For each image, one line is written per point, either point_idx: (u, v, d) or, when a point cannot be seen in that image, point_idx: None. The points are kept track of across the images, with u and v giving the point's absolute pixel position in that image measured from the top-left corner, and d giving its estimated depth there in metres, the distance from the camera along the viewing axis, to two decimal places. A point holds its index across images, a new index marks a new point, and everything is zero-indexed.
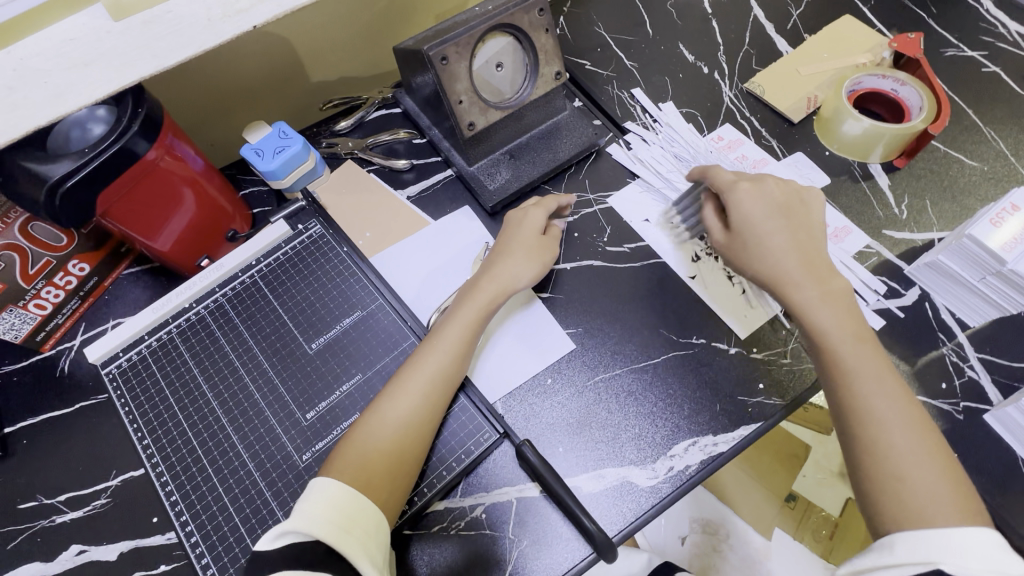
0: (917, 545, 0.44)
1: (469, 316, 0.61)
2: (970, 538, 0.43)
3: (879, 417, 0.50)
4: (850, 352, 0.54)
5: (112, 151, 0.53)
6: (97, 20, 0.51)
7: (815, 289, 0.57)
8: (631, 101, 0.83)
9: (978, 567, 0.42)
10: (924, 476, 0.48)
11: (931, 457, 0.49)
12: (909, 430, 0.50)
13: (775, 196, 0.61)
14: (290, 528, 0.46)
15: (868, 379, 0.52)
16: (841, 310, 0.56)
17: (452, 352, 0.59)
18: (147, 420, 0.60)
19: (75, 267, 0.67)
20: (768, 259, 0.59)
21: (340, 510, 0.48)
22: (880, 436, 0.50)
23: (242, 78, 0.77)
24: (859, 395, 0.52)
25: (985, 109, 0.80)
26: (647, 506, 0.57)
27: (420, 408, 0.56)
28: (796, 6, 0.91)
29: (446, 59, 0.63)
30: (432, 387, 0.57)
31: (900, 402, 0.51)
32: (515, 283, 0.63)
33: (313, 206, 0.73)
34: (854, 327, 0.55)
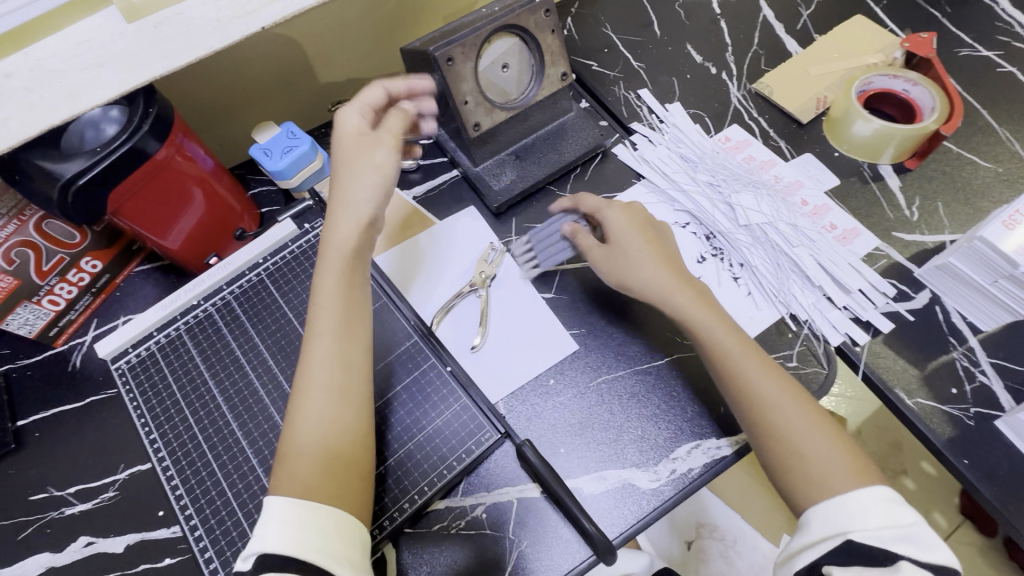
0: (831, 520, 0.48)
1: (335, 284, 0.58)
2: (866, 498, 0.48)
3: (768, 404, 0.53)
4: (732, 347, 0.55)
5: (123, 151, 0.54)
6: (111, 22, 0.52)
7: (684, 298, 0.59)
8: (638, 102, 0.83)
9: (878, 525, 0.46)
10: (822, 446, 0.51)
11: (818, 425, 0.52)
12: (792, 407, 0.52)
13: (628, 218, 0.65)
14: (261, 550, 0.46)
15: (755, 372, 0.54)
16: (716, 315, 0.58)
17: (335, 333, 0.56)
18: (154, 415, 0.61)
19: (87, 264, 0.68)
20: (646, 274, 0.61)
21: (320, 531, 0.47)
22: (774, 420, 0.52)
23: (252, 79, 0.78)
24: (751, 393, 0.53)
25: (1000, 110, 0.78)
26: (649, 509, 0.57)
27: (335, 405, 0.53)
28: (807, 6, 0.90)
29: (451, 61, 0.63)
30: (332, 377, 0.54)
31: (780, 383, 0.54)
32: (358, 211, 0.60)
33: (320, 206, 0.74)
34: (731, 330, 0.57)
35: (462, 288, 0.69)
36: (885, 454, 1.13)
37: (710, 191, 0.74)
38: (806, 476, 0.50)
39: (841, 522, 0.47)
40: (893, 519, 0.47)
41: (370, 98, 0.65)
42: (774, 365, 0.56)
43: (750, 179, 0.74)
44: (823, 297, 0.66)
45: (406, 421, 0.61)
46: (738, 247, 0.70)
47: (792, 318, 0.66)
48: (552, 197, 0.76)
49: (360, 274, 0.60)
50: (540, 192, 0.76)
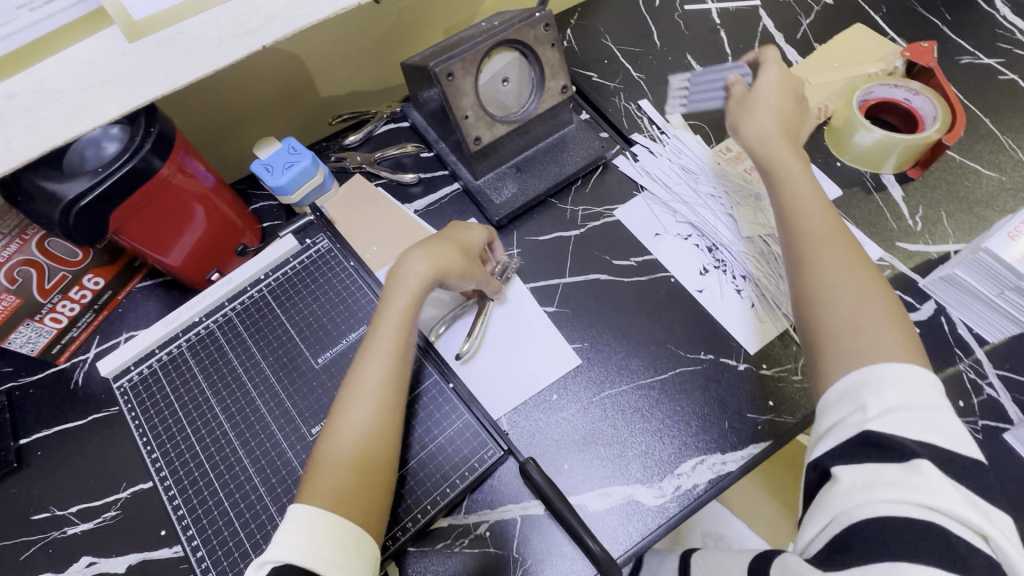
0: (850, 398, 0.47)
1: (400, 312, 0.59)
2: (906, 374, 0.46)
3: (823, 251, 0.55)
4: (818, 216, 0.58)
5: (126, 170, 0.54)
6: (112, 41, 0.52)
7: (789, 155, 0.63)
8: (638, 113, 0.83)
9: (903, 406, 0.44)
10: (876, 319, 0.51)
11: (864, 286, 0.53)
12: (845, 264, 0.54)
13: (776, 80, 0.68)
14: (277, 558, 0.45)
15: (816, 221, 0.57)
16: (806, 176, 0.62)
17: (391, 353, 0.57)
18: (156, 434, 0.61)
19: (90, 281, 0.69)
20: (757, 123, 0.66)
21: (331, 543, 0.47)
22: (826, 271, 0.54)
23: (254, 94, 0.79)
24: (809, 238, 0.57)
25: (1002, 117, 0.78)
26: (655, 526, 0.56)
27: (378, 415, 0.54)
28: (806, 15, 0.91)
29: (451, 75, 0.63)
30: (382, 389, 0.55)
31: (841, 241, 0.56)
32: (438, 262, 0.61)
33: (321, 221, 0.74)
34: (815, 192, 0.60)
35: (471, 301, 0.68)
36: None
37: (711, 203, 0.74)
38: (839, 355, 0.50)
39: (859, 399, 0.46)
40: (915, 400, 0.44)
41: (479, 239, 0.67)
42: (857, 252, 0.56)
43: (752, 190, 0.74)
44: None
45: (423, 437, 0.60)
46: (741, 261, 0.69)
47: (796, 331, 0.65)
48: (553, 209, 0.76)
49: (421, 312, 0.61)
50: (542, 205, 0.76)
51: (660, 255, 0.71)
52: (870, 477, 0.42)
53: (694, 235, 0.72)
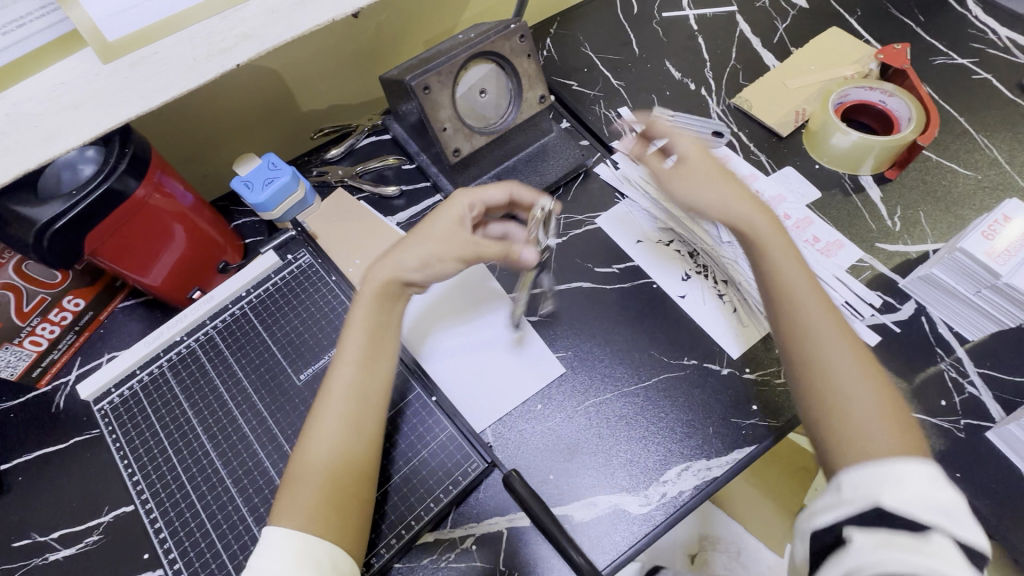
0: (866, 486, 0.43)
1: (357, 328, 0.56)
2: (913, 473, 0.43)
3: (814, 339, 0.51)
4: (803, 285, 0.54)
5: (101, 192, 0.53)
6: (86, 62, 0.52)
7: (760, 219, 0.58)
8: (618, 120, 0.84)
9: (911, 495, 0.41)
10: (868, 396, 0.48)
11: (859, 380, 0.49)
12: (838, 351, 0.50)
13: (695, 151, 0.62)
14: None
15: (803, 303, 0.53)
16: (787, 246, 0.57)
17: (357, 364, 0.55)
18: (136, 456, 0.60)
19: (70, 302, 0.68)
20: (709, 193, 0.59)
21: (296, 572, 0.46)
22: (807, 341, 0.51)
23: (234, 111, 0.79)
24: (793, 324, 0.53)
25: (977, 116, 0.79)
26: (641, 534, 0.56)
27: (344, 433, 0.52)
28: (782, 20, 0.92)
29: (428, 89, 0.64)
30: (347, 405, 0.53)
31: (831, 322, 0.52)
32: (402, 271, 0.58)
33: (303, 236, 0.73)
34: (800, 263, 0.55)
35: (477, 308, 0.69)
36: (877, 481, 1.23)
37: None
38: (840, 438, 0.47)
39: (876, 489, 0.42)
40: (932, 496, 0.42)
41: (490, 197, 0.64)
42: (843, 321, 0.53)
43: None
44: None
45: (410, 439, 0.59)
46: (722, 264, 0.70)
47: None
48: None
49: (392, 320, 0.58)
50: None
51: (642, 261, 0.71)
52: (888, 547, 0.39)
53: (676, 241, 0.72)
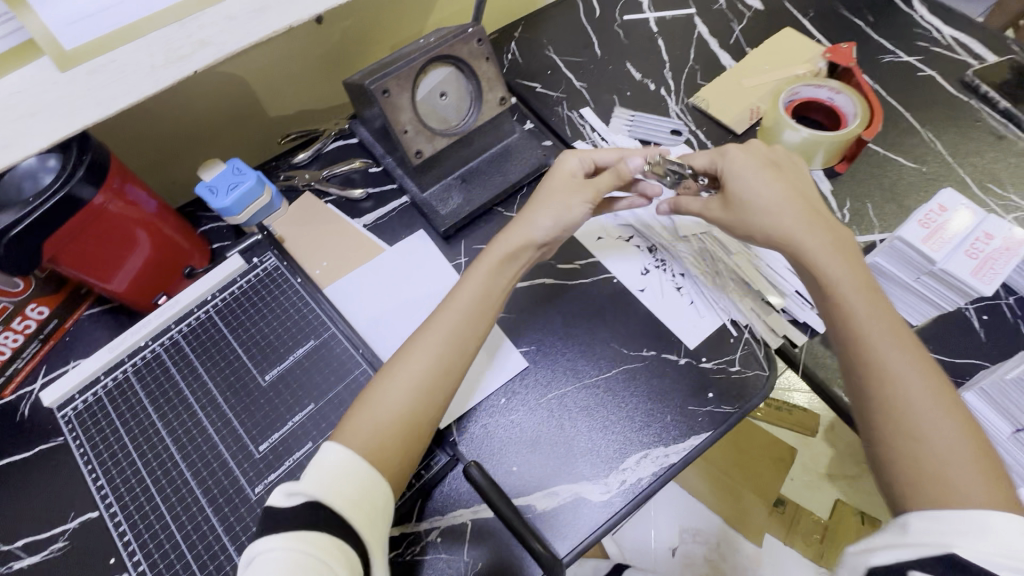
0: (935, 532, 0.43)
1: (481, 277, 0.62)
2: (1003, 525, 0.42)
3: (888, 363, 0.52)
4: (868, 305, 0.55)
5: (58, 199, 0.54)
6: (43, 71, 0.50)
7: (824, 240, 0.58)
8: (580, 121, 0.86)
9: (990, 550, 0.41)
10: (948, 433, 0.48)
11: (942, 398, 0.50)
12: (915, 374, 0.51)
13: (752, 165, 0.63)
14: (310, 495, 0.47)
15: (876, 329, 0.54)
16: (853, 266, 0.57)
17: (467, 313, 0.60)
18: (100, 461, 0.60)
19: (34, 310, 0.69)
20: (762, 207, 0.61)
21: (350, 499, 0.48)
22: (884, 372, 0.52)
23: (199, 118, 0.79)
24: (870, 349, 0.53)
25: (922, 112, 0.82)
26: (601, 521, 0.57)
27: (436, 373, 0.57)
28: (738, 21, 0.95)
29: (387, 92, 0.65)
30: (448, 348, 0.58)
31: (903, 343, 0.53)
32: (535, 232, 0.64)
33: (268, 239, 0.74)
34: (864, 280, 0.56)
35: None
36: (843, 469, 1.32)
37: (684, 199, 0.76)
38: (925, 470, 0.48)
39: (945, 536, 0.43)
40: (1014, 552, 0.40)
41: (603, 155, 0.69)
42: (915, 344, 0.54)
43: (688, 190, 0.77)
44: (762, 302, 0.68)
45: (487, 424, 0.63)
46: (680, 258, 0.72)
47: (733, 324, 0.68)
48: (499, 218, 0.78)
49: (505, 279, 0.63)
50: (488, 214, 0.78)
51: (602, 256, 0.73)
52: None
53: (635, 237, 0.74)
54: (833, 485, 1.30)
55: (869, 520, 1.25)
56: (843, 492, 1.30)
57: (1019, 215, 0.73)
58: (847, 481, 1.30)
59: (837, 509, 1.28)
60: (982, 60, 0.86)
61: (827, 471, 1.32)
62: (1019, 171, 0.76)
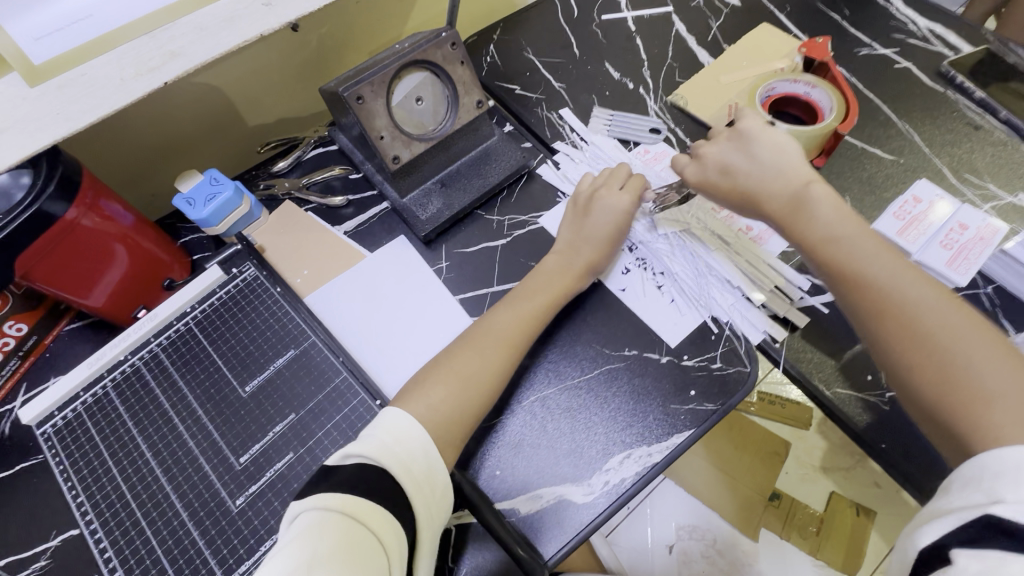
0: (971, 489, 0.43)
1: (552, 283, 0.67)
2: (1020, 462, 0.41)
3: (891, 294, 0.54)
4: (862, 245, 0.57)
5: (28, 215, 0.53)
6: (11, 87, 0.49)
7: (819, 192, 0.61)
8: (560, 121, 0.86)
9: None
10: (972, 351, 0.49)
11: (958, 318, 0.51)
12: (924, 298, 0.53)
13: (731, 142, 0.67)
14: (373, 458, 0.51)
15: (875, 264, 0.56)
16: (834, 208, 0.60)
17: (540, 304, 0.65)
18: (80, 478, 0.60)
19: (12, 327, 0.68)
20: (752, 175, 0.65)
21: (415, 477, 0.51)
22: (891, 303, 0.53)
23: (177, 129, 0.79)
24: (871, 285, 0.55)
25: (899, 103, 0.83)
26: (585, 522, 0.57)
27: (483, 359, 0.61)
28: (715, 18, 0.95)
29: (361, 99, 0.65)
30: (516, 338, 0.63)
31: (903, 273, 0.55)
32: (597, 251, 0.69)
33: (247, 248, 0.73)
34: (849, 217, 0.59)
35: (446, 310, 0.71)
36: (838, 462, 1.32)
37: None
38: (957, 399, 0.48)
39: (990, 491, 0.41)
40: None
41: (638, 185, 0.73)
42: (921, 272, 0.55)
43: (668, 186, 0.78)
44: (744, 298, 0.68)
45: (506, 426, 0.62)
46: (660, 255, 0.72)
47: (714, 321, 0.68)
48: (480, 221, 0.78)
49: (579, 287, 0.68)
50: (468, 217, 0.78)
51: None
52: (990, 563, 0.37)
53: None
54: (828, 478, 1.31)
55: (864, 511, 1.25)
56: (837, 484, 1.30)
57: (997, 205, 0.73)
58: (842, 473, 1.31)
59: (832, 501, 1.28)
60: (957, 51, 0.87)
61: (822, 464, 1.32)
62: (996, 160, 0.76)
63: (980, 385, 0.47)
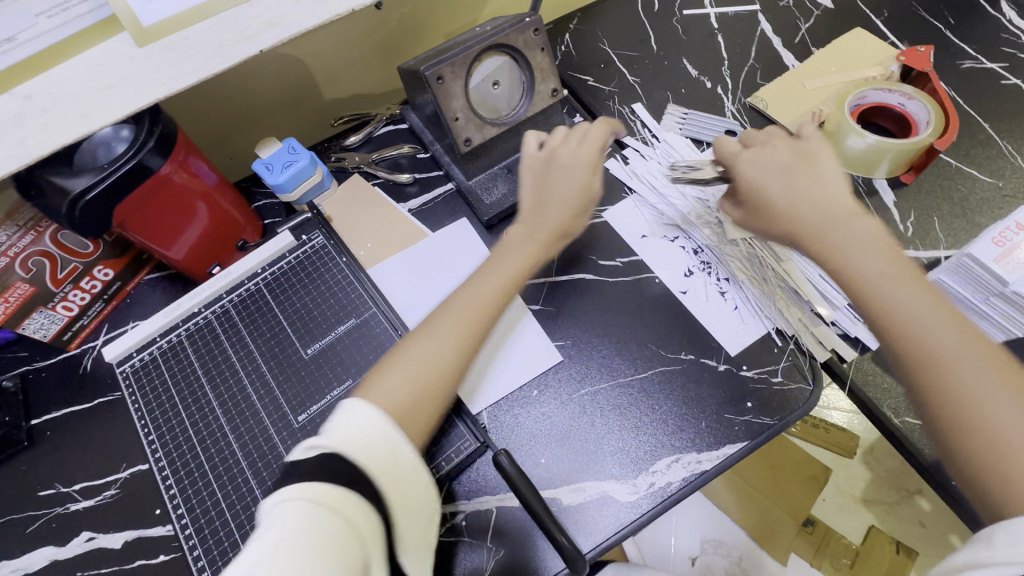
0: None
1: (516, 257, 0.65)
2: None
3: (943, 352, 0.48)
4: (909, 293, 0.51)
5: (129, 167, 0.57)
6: (120, 46, 0.52)
7: (861, 229, 0.56)
8: (631, 116, 0.84)
9: None
10: None
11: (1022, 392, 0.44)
12: (982, 362, 0.46)
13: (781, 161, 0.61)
14: (329, 446, 0.46)
15: (926, 317, 0.49)
16: (881, 250, 0.54)
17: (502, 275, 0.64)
18: (153, 418, 0.64)
19: (100, 272, 0.72)
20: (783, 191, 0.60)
21: (379, 464, 0.47)
22: (945, 366, 0.47)
23: (260, 97, 0.82)
24: (918, 339, 0.49)
25: (1002, 122, 0.77)
26: (626, 521, 0.57)
27: None
28: (805, 19, 0.91)
29: (441, 79, 0.65)
30: None
31: (959, 331, 0.48)
32: None
33: (317, 218, 0.77)
34: (901, 264, 0.53)
35: None
36: (881, 494, 1.26)
37: None
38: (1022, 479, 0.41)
39: None
40: None
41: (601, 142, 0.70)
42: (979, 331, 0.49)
43: None
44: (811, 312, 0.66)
45: (552, 415, 0.63)
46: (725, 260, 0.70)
47: (778, 334, 0.65)
48: None
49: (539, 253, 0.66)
50: None
51: (645, 256, 0.72)
52: None
53: (680, 236, 0.73)
54: (868, 510, 1.25)
55: (904, 549, 1.19)
56: (877, 518, 1.24)
57: None
58: (884, 508, 1.24)
59: (871, 535, 1.22)
60: None
61: (863, 495, 1.26)
62: None
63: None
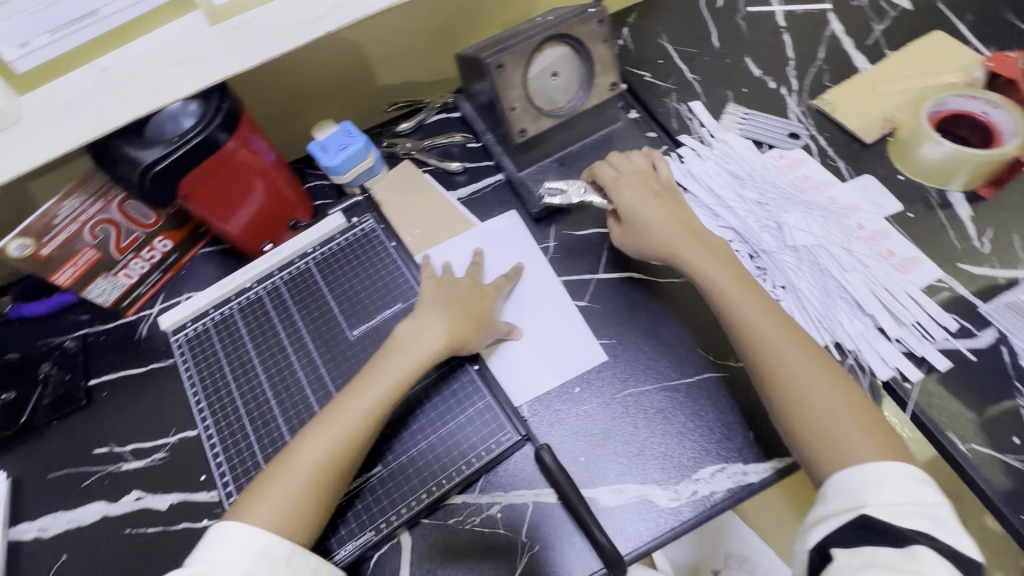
0: None
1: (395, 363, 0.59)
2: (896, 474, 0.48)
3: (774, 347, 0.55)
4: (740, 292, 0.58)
5: (197, 141, 0.58)
6: (195, 22, 0.53)
7: (695, 245, 0.62)
8: (689, 114, 0.82)
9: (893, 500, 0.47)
10: (832, 401, 0.52)
11: (824, 370, 0.54)
12: (801, 358, 0.54)
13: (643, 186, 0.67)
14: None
15: (757, 316, 0.57)
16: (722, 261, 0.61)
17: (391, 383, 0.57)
18: (204, 386, 0.66)
19: (160, 243, 0.74)
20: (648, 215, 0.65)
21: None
22: (773, 362, 0.55)
23: (317, 80, 0.83)
24: (752, 335, 0.56)
25: None
26: (666, 528, 0.56)
27: None
28: (880, 20, 0.86)
29: (502, 67, 0.65)
30: None
31: (779, 324, 0.56)
32: None
33: (368, 202, 0.78)
34: (735, 270, 0.61)
35: (546, 287, 0.70)
36: None
37: (801, 208, 0.70)
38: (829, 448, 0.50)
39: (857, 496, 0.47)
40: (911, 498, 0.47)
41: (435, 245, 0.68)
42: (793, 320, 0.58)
43: (801, 198, 0.71)
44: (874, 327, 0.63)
45: (594, 413, 0.62)
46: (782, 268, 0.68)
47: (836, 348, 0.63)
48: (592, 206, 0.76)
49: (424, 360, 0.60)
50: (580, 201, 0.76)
51: None
52: None
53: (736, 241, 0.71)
54: None
55: None
56: None
57: None
58: None
59: None
60: None
61: None
62: None
63: (836, 429, 0.51)
